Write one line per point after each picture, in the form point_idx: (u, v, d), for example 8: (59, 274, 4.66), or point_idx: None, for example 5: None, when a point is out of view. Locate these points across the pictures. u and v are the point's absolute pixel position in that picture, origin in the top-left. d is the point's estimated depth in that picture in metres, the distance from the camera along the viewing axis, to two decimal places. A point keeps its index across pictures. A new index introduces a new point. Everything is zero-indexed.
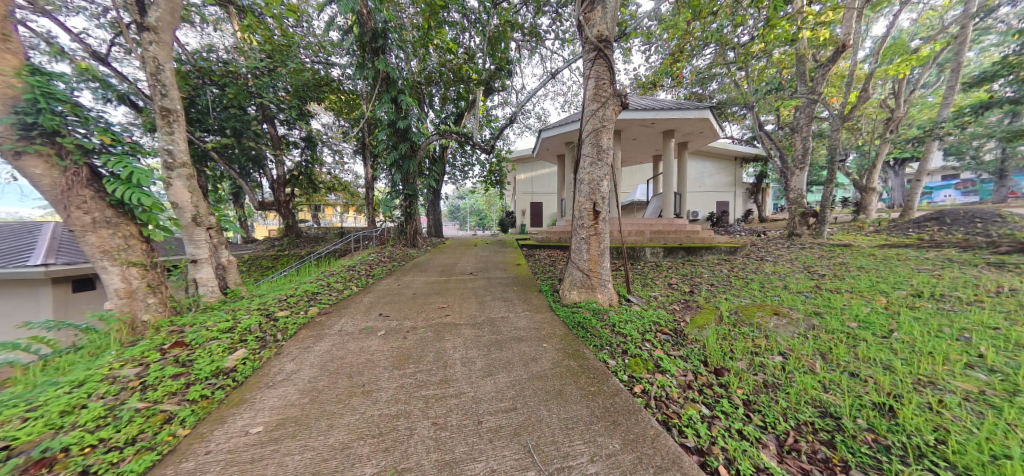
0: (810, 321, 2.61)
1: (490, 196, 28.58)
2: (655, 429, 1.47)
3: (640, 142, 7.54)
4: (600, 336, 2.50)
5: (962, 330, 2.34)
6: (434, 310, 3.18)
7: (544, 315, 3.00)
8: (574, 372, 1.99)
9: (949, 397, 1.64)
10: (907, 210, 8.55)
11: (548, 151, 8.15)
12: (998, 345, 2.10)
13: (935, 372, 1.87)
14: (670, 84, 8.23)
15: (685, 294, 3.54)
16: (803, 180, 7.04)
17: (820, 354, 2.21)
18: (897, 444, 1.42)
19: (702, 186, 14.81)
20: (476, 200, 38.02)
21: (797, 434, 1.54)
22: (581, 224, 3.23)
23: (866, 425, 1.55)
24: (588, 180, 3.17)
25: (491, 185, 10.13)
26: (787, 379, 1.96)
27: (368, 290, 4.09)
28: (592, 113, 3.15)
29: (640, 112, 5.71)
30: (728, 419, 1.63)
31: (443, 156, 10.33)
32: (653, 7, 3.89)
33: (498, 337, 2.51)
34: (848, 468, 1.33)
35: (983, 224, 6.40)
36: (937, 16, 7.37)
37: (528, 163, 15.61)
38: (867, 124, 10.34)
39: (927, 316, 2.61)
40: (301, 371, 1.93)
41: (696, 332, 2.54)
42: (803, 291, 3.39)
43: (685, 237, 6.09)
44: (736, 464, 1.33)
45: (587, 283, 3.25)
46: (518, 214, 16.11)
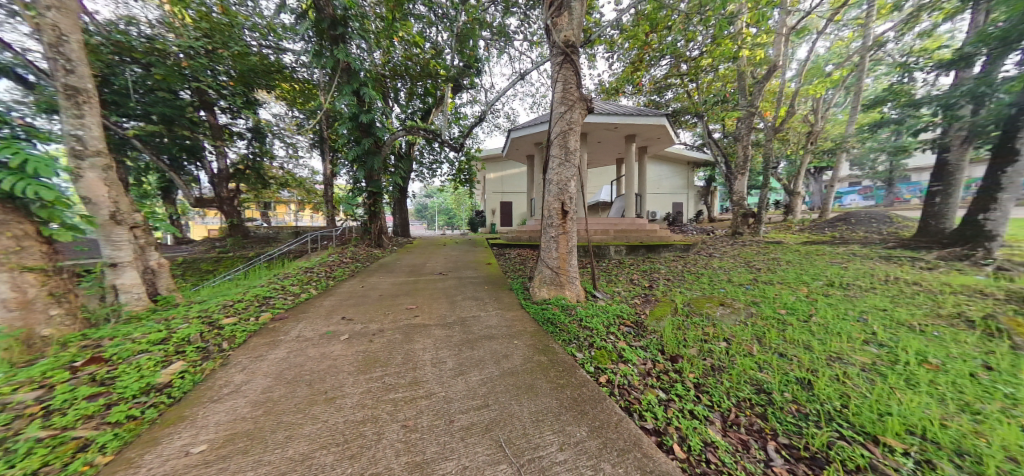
0: (749, 310, 2.94)
1: (461, 193, 28.31)
2: (617, 415, 1.58)
3: (605, 145, 7.90)
4: (569, 330, 2.60)
5: (861, 312, 2.79)
6: (402, 311, 3.08)
7: (515, 313, 3.04)
8: (544, 366, 2.06)
9: (851, 369, 1.96)
10: (824, 212, 9.91)
11: (518, 151, 8.23)
12: (886, 323, 2.55)
13: (843, 348, 2.21)
14: (631, 91, 8.72)
15: (646, 289, 3.80)
16: (744, 184, 7.83)
17: (757, 338, 2.49)
18: (814, 412, 1.67)
19: (660, 188, 15.91)
20: (446, 197, 37.50)
21: (738, 410, 1.73)
22: (551, 223, 3.32)
23: (791, 397, 1.80)
24: (557, 180, 3.26)
25: (460, 183, 10.00)
26: (730, 361, 2.20)
27: (329, 292, 3.84)
28: (560, 115, 3.24)
29: (604, 116, 5.99)
30: (682, 401, 1.79)
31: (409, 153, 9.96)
32: (616, 17, 4.08)
33: (469, 336, 2.50)
34: (776, 436, 1.54)
35: (878, 224, 7.65)
36: (844, 46, 8.66)
37: (498, 162, 15.70)
38: (794, 136, 11.81)
39: (837, 301, 3.07)
40: (251, 382, 1.76)
41: (655, 323, 2.75)
42: (744, 284, 3.80)
43: (646, 235, 6.49)
44: (688, 441, 1.48)
45: (556, 280, 3.34)
46: (488, 213, 16.07)
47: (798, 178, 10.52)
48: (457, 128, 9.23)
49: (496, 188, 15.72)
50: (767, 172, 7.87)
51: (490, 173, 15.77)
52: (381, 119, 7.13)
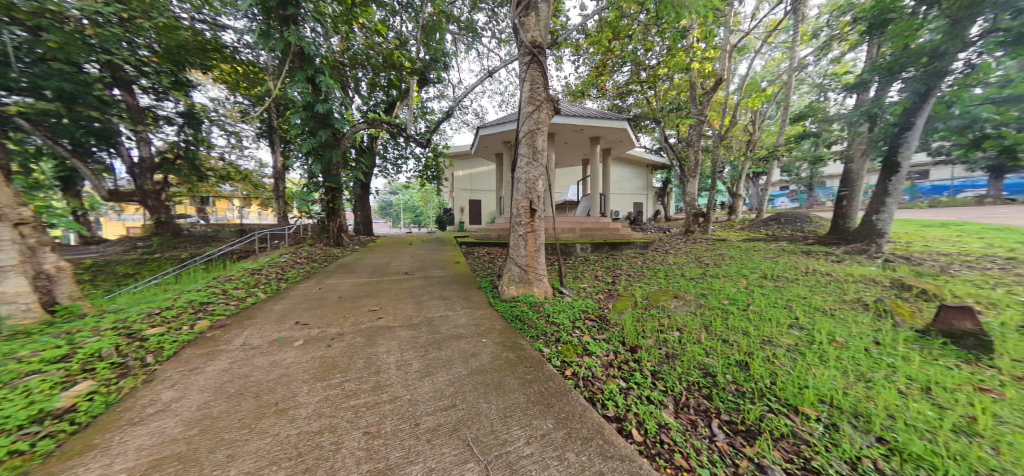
0: (699, 301, 3.23)
1: (428, 190, 27.44)
2: (581, 406, 1.65)
3: (571, 146, 8.14)
4: (537, 326, 2.65)
5: (788, 300, 3.19)
6: (364, 314, 2.92)
7: (483, 311, 3.03)
8: (511, 362, 2.08)
9: (779, 350, 2.24)
10: (760, 212, 11.15)
11: (486, 149, 8.19)
12: (806, 309, 2.95)
13: (773, 332, 2.52)
14: (595, 95, 9.09)
15: (609, 284, 4.00)
16: (695, 186, 8.54)
17: (704, 326, 2.75)
18: (750, 389, 1.88)
19: (623, 189, 16.79)
20: (413, 194, 36.16)
21: (688, 393, 1.89)
22: (519, 222, 3.36)
23: (731, 378, 2.01)
24: (525, 179, 3.29)
25: (427, 180, 9.71)
26: (682, 348, 2.40)
27: (280, 296, 3.52)
28: (528, 114, 3.28)
29: (570, 118, 6.17)
30: (640, 388, 1.91)
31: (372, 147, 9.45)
32: (581, 22, 4.21)
33: (437, 337, 2.45)
34: (720, 414, 1.71)
35: (802, 223, 8.79)
36: (775, 66, 9.80)
37: (467, 160, 15.47)
38: (736, 144, 13.13)
39: (769, 291, 3.48)
40: (184, 399, 1.56)
41: (617, 317, 2.91)
42: (694, 278, 4.15)
43: (610, 233, 6.81)
44: (645, 424, 1.59)
45: (524, 278, 3.38)
46: (457, 211, 15.79)
47: (740, 182, 11.72)
48: (424, 122, 8.94)
49: (465, 185, 15.48)
50: (715, 176, 8.66)
51: (459, 170, 15.48)
52: (339, 110, 6.63)
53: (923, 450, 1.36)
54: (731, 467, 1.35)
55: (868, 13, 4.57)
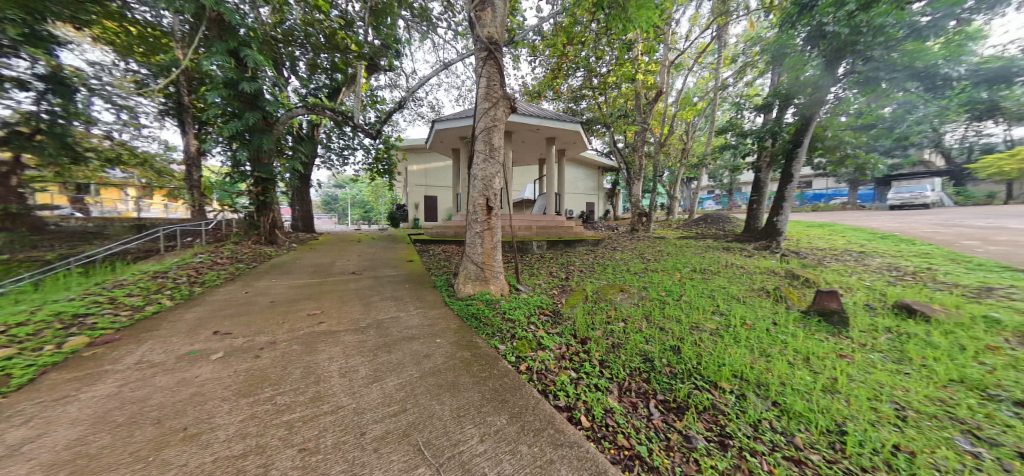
0: (641, 293, 3.53)
1: (378, 184, 25.67)
2: (535, 398, 1.70)
3: (529, 145, 8.30)
4: (492, 324, 2.66)
5: (712, 290, 3.67)
6: (302, 319, 2.63)
7: (438, 311, 2.93)
8: (467, 361, 2.05)
9: (704, 334, 2.56)
10: (692, 213, 12.60)
11: (442, 143, 7.94)
12: (726, 297, 3.41)
13: (700, 319, 2.88)
14: (551, 97, 9.37)
15: (562, 280, 4.17)
16: (639, 188, 9.32)
17: (645, 315, 3.02)
18: (681, 370, 2.12)
19: (577, 188, 17.64)
20: (362, 188, 33.55)
21: (630, 378, 2.07)
22: (476, 219, 3.32)
23: (666, 361, 2.24)
24: (482, 176, 3.26)
25: (378, 174, 9.10)
26: (625, 337, 2.60)
27: (193, 302, 2.99)
28: (484, 111, 3.25)
29: (527, 117, 6.27)
30: (589, 377, 2.03)
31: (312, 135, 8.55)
32: (537, 24, 4.28)
33: (387, 339, 2.31)
34: (656, 394, 1.90)
35: (724, 223, 10.15)
36: (704, 84, 11.14)
37: (422, 154, 14.83)
38: (673, 151, 14.64)
39: (696, 283, 3.96)
40: (46, 436, 1.23)
41: (569, 310, 3.05)
42: (637, 272, 4.55)
43: (564, 231, 7.10)
44: (593, 410, 1.70)
45: (480, 275, 3.36)
46: (411, 207, 15.07)
47: (676, 186, 13.12)
48: (374, 112, 8.34)
49: (420, 181, 14.85)
50: (655, 180, 9.55)
51: (413, 165, 14.78)
52: (271, 89, 5.83)
53: (803, 408, 1.69)
54: (664, 441, 1.52)
55: (771, 46, 5.25)
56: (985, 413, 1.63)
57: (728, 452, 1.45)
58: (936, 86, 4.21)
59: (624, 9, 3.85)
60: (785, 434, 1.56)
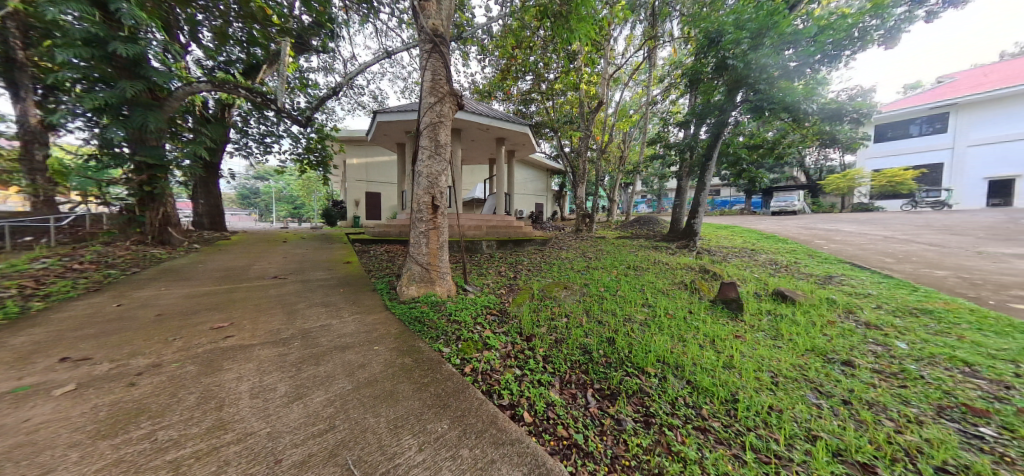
0: (583, 290, 3.77)
1: (310, 177, 22.94)
2: (479, 399, 1.69)
3: (478, 144, 8.23)
4: (437, 327, 2.56)
5: (641, 284, 4.08)
6: (203, 333, 2.20)
7: (377, 316, 2.71)
8: (408, 368, 1.94)
9: (634, 325, 2.83)
10: (628, 215, 13.89)
11: (385, 137, 7.42)
12: (652, 291, 3.83)
13: (632, 311, 3.19)
14: (501, 97, 9.44)
15: (510, 279, 4.23)
16: (583, 191, 9.94)
17: (585, 310, 3.23)
18: (615, 359, 2.31)
19: (527, 189, 18.10)
20: (291, 181, 29.59)
21: (570, 370, 2.18)
22: (420, 218, 3.17)
23: (603, 352, 2.42)
24: (427, 173, 3.13)
25: (310, 166, 8.13)
26: (567, 332, 2.74)
27: (31, 323, 2.27)
28: (429, 106, 3.12)
29: (476, 116, 6.20)
30: (532, 373, 2.09)
31: (221, 115, 7.25)
32: (485, 24, 4.28)
33: (315, 350, 2.05)
34: (593, 384, 2.04)
35: (653, 224, 11.41)
36: (638, 99, 12.36)
37: (364, 146, 13.65)
38: (613, 158, 15.96)
39: (629, 278, 4.36)
40: None
41: (516, 309, 3.10)
42: (579, 270, 4.84)
43: (513, 231, 7.22)
44: (535, 405, 1.75)
45: (425, 276, 3.22)
46: (350, 204, 13.81)
47: (615, 190, 14.34)
48: (304, 96, 7.42)
49: (361, 176, 13.68)
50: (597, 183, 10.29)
51: (353, 157, 13.55)
52: (157, 53, 4.69)
53: (708, 383, 1.98)
54: (598, 427, 1.63)
55: (688, 71, 6.01)
56: (826, 373, 2.12)
57: (651, 429, 1.63)
58: (801, 117, 5.32)
59: (566, 21, 4.06)
60: (695, 407, 1.81)
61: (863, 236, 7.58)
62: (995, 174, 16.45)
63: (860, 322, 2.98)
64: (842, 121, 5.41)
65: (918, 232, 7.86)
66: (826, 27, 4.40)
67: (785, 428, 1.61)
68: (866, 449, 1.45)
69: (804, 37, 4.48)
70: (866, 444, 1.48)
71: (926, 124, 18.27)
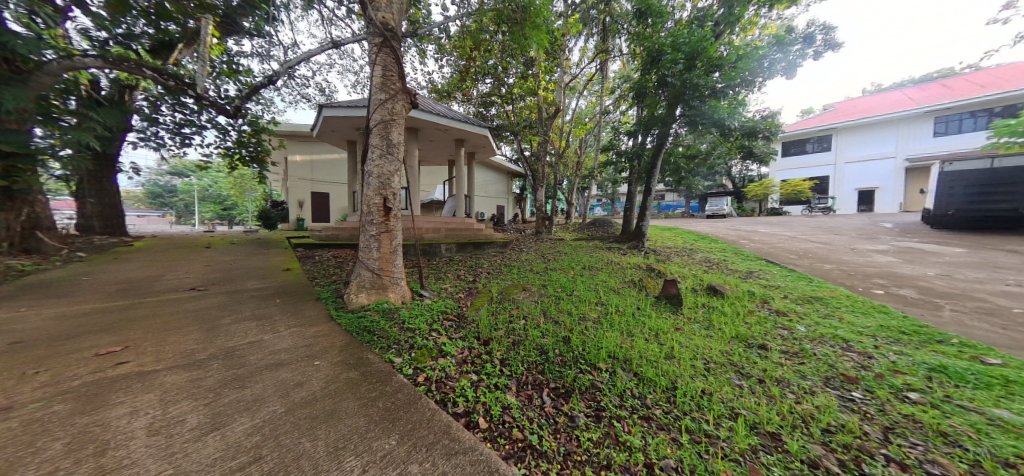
0: (541, 291, 3.85)
1: (244, 174, 20.41)
2: (432, 410, 1.63)
3: (437, 145, 8.02)
4: (388, 336, 2.42)
5: (596, 284, 4.28)
6: (85, 362, 1.79)
7: (320, 328, 2.47)
8: (353, 383, 1.79)
9: (588, 324, 2.95)
10: (585, 218, 14.60)
11: (333, 133, 6.88)
12: (606, 290, 4.04)
13: (586, 309, 3.33)
14: (461, 98, 9.34)
15: (469, 283, 4.17)
16: (542, 194, 10.21)
17: (543, 311, 3.30)
18: (570, 357, 2.38)
19: (488, 191, 18.09)
20: (220, 178, 26.04)
21: (528, 372, 2.20)
22: (371, 220, 2.99)
23: (559, 351, 2.48)
24: (378, 173, 2.96)
25: (241, 162, 7.21)
26: (525, 333, 2.76)
27: None
28: (380, 102, 2.95)
29: (434, 116, 6.03)
30: (489, 377, 2.07)
31: (113, 98, 6.09)
32: (442, 22, 4.20)
33: (240, 371, 1.80)
34: (549, 385, 2.07)
35: (607, 226, 12.15)
36: (592, 108, 13.11)
37: (309, 142, 12.61)
38: (571, 162, 16.67)
39: (584, 278, 4.57)
40: None
41: (474, 313, 3.05)
42: (538, 271, 4.94)
43: (474, 233, 7.15)
44: (491, 410, 1.73)
45: (377, 283, 3.03)
46: (292, 205, 12.56)
47: (572, 193, 15.00)
48: (232, 83, 6.57)
49: (304, 174, 12.58)
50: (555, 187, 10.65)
51: (296, 154, 12.42)
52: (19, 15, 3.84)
53: (653, 374, 2.14)
54: (552, 426, 1.66)
55: (634, 86, 6.50)
56: (747, 357, 2.42)
57: (601, 423, 1.70)
58: (726, 132, 6.06)
59: (522, 28, 4.15)
60: (640, 398, 1.93)
61: (776, 236, 8.87)
62: (864, 185, 20.33)
63: (772, 309, 3.46)
64: (758, 137, 6.29)
65: (814, 232, 9.43)
66: (743, 56, 5.09)
67: (714, 410, 1.79)
68: (774, 420, 1.69)
69: (727, 62, 5.13)
70: (775, 415, 1.72)
71: (818, 142, 21.94)
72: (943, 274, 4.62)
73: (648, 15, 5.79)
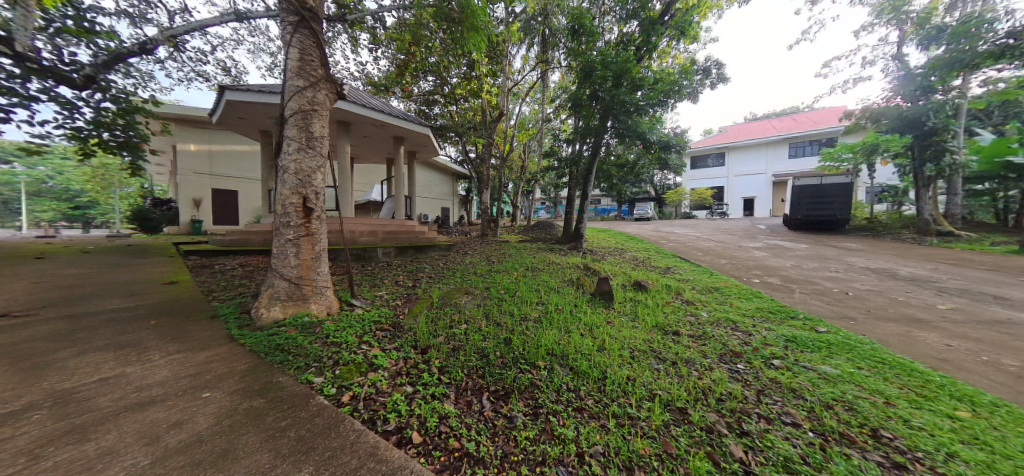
0: (484, 294, 3.83)
1: (109, 163, 16.02)
2: (357, 431, 1.47)
3: (374, 141, 7.45)
4: (307, 353, 2.13)
5: (538, 284, 4.42)
6: None
7: (215, 352, 2.04)
8: (256, 413, 1.50)
9: (530, 324, 3.02)
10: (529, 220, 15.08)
11: (242, 120, 5.88)
12: (547, 289, 4.21)
13: (527, 310, 3.42)
14: (401, 94, 8.83)
15: (408, 288, 3.95)
16: (487, 197, 10.23)
17: (486, 314, 3.28)
18: (510, 358, 2.40)
19: (432, 192, 17.42)
20: (69, 166, 19.95)
21: (467, 377, 2.15)
22: (287, 223, 2.61)
23: (501, 354, 2.47)
24: (295, 169, 2.61)
25: (100, 147, 5.65)
26: (466, 338, 2.71)
27: None
28: (297, 89, 2.62)
29: (370, 111, 5.60)
30: (425, 388, 1.96)
31: None
32: (376, 11, 3.94)
33: (82, 419, 1.35)
34: (489, 389, 2.04)
35: (549, 228, 12.74)
36: (534, 114, 13.64)
37: (208, 130, 10.64)
38: (516, 166, 17.08)
39: (526, 279, 4.69)
40: None
41: (411, 321, 2.88)
42: (482, 274, 4.91)
43: (415, 236, 6.81)
44: (427, 423, 1.64)
45: (296, 294, 2.67)
46: (183, 205, 10.38)
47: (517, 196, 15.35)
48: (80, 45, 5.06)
49: (201, 168, 10.51)
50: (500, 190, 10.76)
51: (190, 143, 10.36)
52: None
53: (586, 367, 2.28)
54: (491, 429, 1.65)
55: (571, 97, 6.95)
56: (664, 342, 2.75)
57: (538, 420, 1.74)
58: (648, 145, 6.87)
59: (461, 28, 4.14)
60: (575, 390, 2.04)
61: (688, 236, 10.33)
62: (749, 194, 24.94)
63: (684, 299, 4.01)
64: (672, 151, 7.28)
65: (715, 233, 11.26)
66: (659, 80, 5.85)
67: (636, 393, 1.98)
68: (682, 396, 1.94)
69: (647, 84, 5.83)
70: (683, 392, 1.98)
71: (717, 158, 26.30)
72: (797, 264, 5.96)
73: (582, 33, 6.26)
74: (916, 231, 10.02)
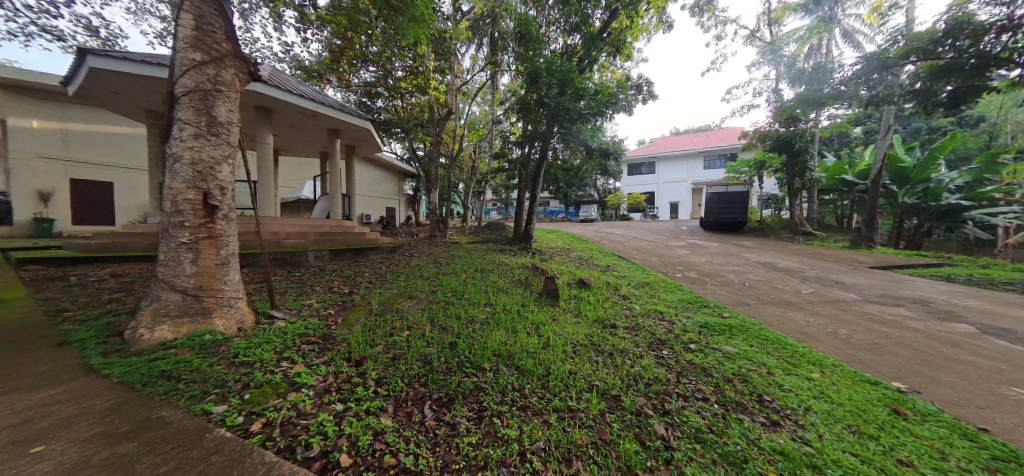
0: (430, 298, 3.68)
1: None
2: (268, 464, 1.26)
3: (304, 132, 6.67)
4: (208, 378, 1.79)
5: (487, 285, 4.41)
6: None
7: (67, 388, 1.59)
8: (126, 458, 1.20)
9: (477, 326, 2.98)
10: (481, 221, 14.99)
11: (119, 95, 4.75)
12: (495, 290, 4.22)
13: (475, 311, 3.37)
14: (337, 82, 8.04)
15: (343, 295, 3.59)
16: (436, 197, 9.87)
17: (431, 318, 3.14)
18: (455, 363, 2.33)
19: (376, 191, 16.20)
20: None
21: (408, 387, 2.02)
22: (181, 222, 2.18)
23: (446, 359, 2.38)
24: (192, 159, 2.20)
25: None
26: (407, 345, 2.56)
27: None
28: (194, 64, 2.21)
29: (298, 98, 5.01)
30: (359, 403, 1.79)
31: None
32: None
33: None
34: (432, 397, 1.95)
35: (499, 230, 12.80)
36: (484, 115, 13.60)
37: (61, 104, 8.53)
38: (466, 166, 16.82)
39: (475, 280, 4.64)
40: None
41: (345, 331, 2.63)
42: (429, 276, 4.73)
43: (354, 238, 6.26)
44: (358, 442, 1.49)
45: (194, 307, 2.24)
46: (19, 198, 8.01)
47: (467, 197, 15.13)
48: None
49: (51, 150, 8.34)
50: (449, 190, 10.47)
51: (31, 119, 8.16)
52: None
53: (531, 365, 2.32)
54: (432, 439, 1.57)
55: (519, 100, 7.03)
56: (602, 335, 2.95)
57: (481, 423, 1.71)
58: (590, 150, 7.34)
59: (403, 20, 3.95)
60: (520, 389, 2.06)
61: (626, 237, 11.31)
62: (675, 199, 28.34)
63: (621, 294, 4.36)
64: (611, 158, 7.92)
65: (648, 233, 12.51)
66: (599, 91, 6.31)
67: (577, 386, 2.09)
68: (617, 384, 2.09)
69: (588, 94, 6.25)
70: (618, 380, 2.14)
71: (650, 166, 29.37)
72: (710, 260, 6.94)
73: (528, 39, 6.44)
74: (791, 232, 12.49)
